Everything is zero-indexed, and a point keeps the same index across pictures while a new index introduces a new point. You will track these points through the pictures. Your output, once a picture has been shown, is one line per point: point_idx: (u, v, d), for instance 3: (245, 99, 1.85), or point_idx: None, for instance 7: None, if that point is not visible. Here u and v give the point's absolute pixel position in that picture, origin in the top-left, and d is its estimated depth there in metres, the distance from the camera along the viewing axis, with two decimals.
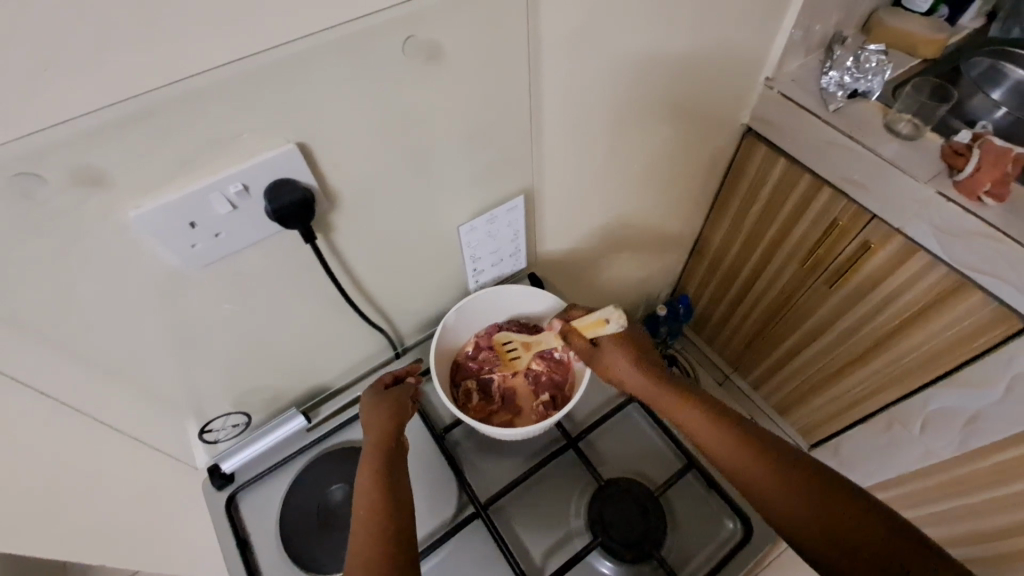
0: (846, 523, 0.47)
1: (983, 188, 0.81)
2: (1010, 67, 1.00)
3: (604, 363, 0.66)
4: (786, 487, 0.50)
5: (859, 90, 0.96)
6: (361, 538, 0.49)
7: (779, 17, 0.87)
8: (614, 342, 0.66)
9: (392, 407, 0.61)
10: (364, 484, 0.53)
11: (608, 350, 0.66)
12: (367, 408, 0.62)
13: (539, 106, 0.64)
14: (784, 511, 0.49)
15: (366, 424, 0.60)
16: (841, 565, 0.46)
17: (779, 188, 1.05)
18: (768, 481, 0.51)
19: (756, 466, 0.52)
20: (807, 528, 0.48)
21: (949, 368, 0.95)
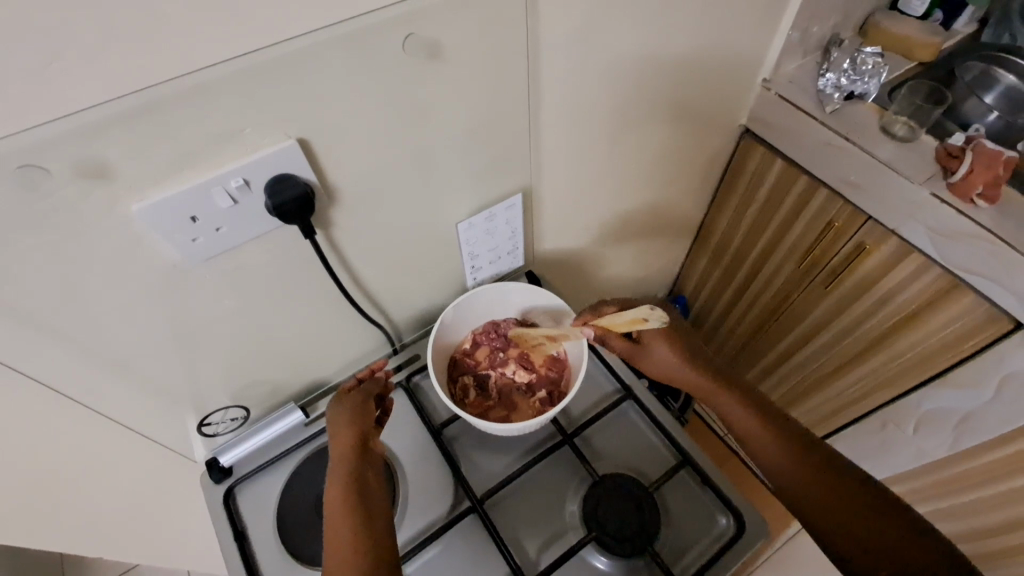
0: (857, 507, 0.52)
1: (976, 191, 0.82)
2: (1002, 72, 1.01)
3: (648, 357, 0.66)
4: (794, 464, 0.55)
5: (856, 92, 0.97)
6: (344, 538, 0.50)
7: (777, 19, 0.88)
8: (655, 338, 0.65)
9: (353, 413, 0.60)
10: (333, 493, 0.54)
11: (650, 344, 0.65)
12: (332, 416, 0.60)
13: (537, 106, 0.65)
14: (812, 503, 0.53)
15: (332, 432, 0.59)
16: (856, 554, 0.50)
17: (776, 188, 1.06)
18: (777, 456, 0.56)
19: (769, 442, 0.57)
20: (834, 519, 0.52)
21: (942, 369, 0.95)
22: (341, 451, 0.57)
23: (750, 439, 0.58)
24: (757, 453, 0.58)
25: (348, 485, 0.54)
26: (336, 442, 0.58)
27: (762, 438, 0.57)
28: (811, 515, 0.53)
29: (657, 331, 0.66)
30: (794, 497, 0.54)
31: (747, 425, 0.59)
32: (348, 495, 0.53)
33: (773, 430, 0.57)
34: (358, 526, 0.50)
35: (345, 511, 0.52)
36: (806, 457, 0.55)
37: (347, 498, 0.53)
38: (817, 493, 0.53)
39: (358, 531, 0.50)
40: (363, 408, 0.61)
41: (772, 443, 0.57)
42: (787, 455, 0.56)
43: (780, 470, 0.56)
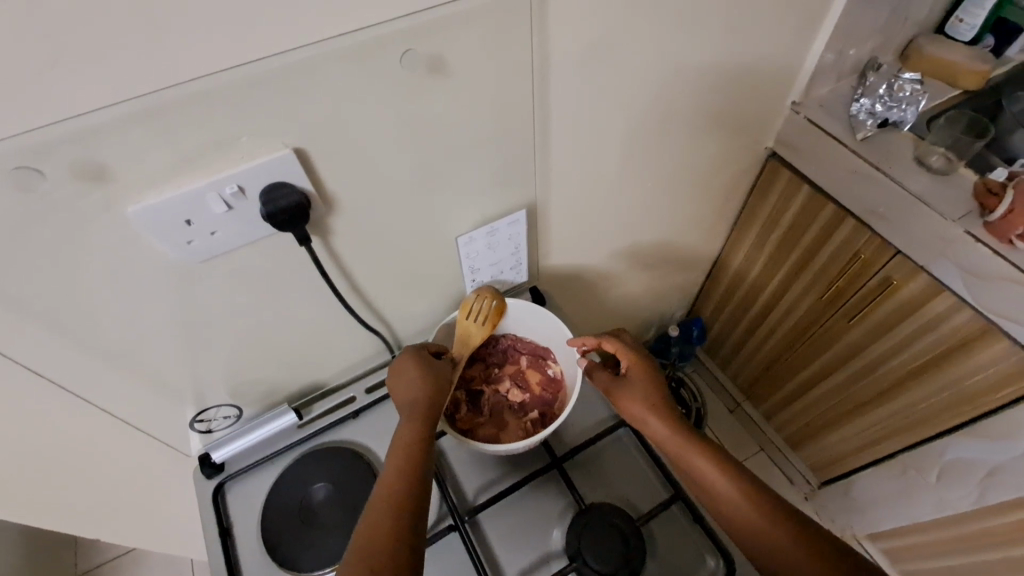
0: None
1: (1015, 232, 0.76)
2: None
3: (623, 396, 0.64)
4: (799, 557, 0.48)
5: (891, 119, 0.92)
6: (381, 501, 0.51)
7: (808, 41, 0.85)
8: (641, 374, 0.65)
9: (432, 376, 0.62)
10: (394, 450, 0.55)
11: (636, 382, 0.65)
12: (409, 367, 0.62)
13: (546, 121, 0.64)
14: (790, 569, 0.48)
15: (406, 384, 0.61)
16: None
17: (802, 216, 1.02)
18: (766, 532, 0.50)
19: (771, 532, 0.50)
20: None
21: (970, 416, 0.90)
22: (409, 415, 0.58)
23: (748, 534, 0.51)
24: (757, 548, 0.51)
25: (412, 440, 0.56)
26: (409, 401, 0.60)
27: (750, 512, 0.52)
28: None
29: (643, 377, 0.65)
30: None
31: (742, 511, 0.52)
32: (404, 464, 0.54)
33: (759, 502, 0.52)
34: (404, 476, 0.53)
35: (399, 457, 0.54)
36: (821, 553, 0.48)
37: (402, 465, 0.54)
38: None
39: (401, 479, 0.52)
40: (435, 385, 0.61)
41: (777, 538, 0.50)
42: (792, 548, 0.49)
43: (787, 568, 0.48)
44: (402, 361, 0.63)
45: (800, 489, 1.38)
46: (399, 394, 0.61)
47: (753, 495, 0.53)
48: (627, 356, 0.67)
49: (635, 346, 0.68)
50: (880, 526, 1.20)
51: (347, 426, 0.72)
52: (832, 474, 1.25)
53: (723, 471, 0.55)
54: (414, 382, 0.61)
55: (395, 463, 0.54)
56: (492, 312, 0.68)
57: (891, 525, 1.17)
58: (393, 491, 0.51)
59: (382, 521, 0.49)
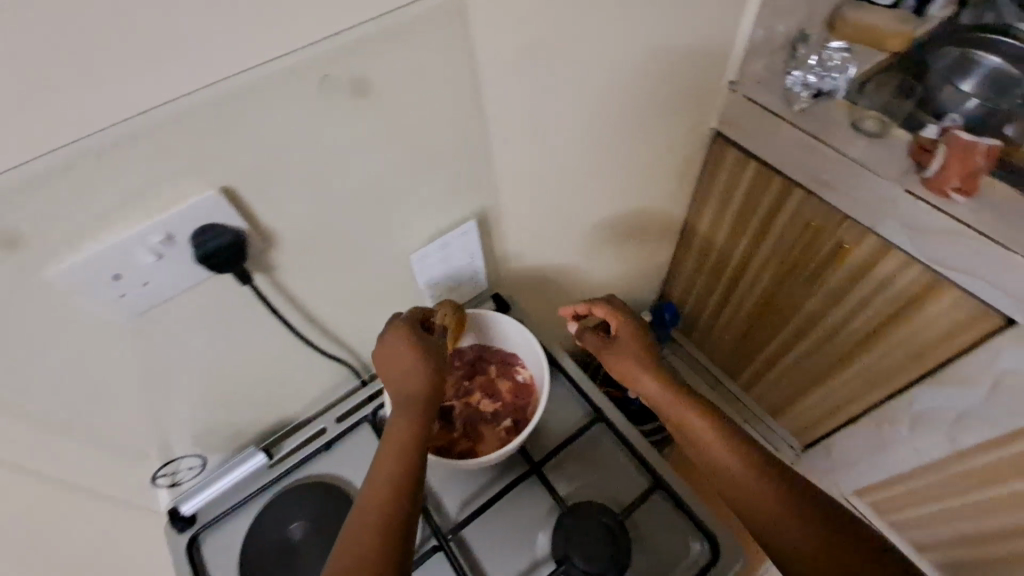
0: (820, 529, 0.50)
1: (951, 185, 0.79)
2: (982, 55, 0.98)
3: (613, 355, 0.68)
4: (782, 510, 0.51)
5: (824, 89, 0.94)
6: (373, 507, 0.48)
7: (735, 21, 0.87)
8: (633, 337, 0.69)
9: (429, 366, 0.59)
10: (391, 448, 0.53)
11: (626, 343, 0.69)
12: (404, 353, 0.59)
13: (485, 129, 0.63)
14: (776, 522, 0.51)
15: (402, 373, 0.58)
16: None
17: (752, 192, 1.04)
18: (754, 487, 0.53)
19: (756, 487, 0.53)
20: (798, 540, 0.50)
21: (933, 366, 0.92)
22: (405, 410, 0.56)
23: (733, 486, 0.55)
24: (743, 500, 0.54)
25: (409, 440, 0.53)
26: (406, 392, 0.57)
27: (740, 470, 0.54)
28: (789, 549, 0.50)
29: (634, 339, 0.69)
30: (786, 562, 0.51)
31: (731, 467, 0.55)
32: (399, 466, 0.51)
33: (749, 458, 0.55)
34: (399, 480, 0.50)
35: (396, 458, 0.52)
36: (811, 514, 0.51)
37: (398, 467, 0.51)
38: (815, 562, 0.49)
39: (396, 484, 0.50)
40: (432, 376, 0.58)
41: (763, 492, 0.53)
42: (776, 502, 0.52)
43: (770, 520, 0.52)
44: (394, 344, 0.60)
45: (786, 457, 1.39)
46: (394, 382, 0.59)
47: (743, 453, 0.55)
48: (618, 319, 0.71)
49: (626, 312, 0.72)
50: (864, 481, 1.23)
51: (321, 459, 0.70)
52: (813, 437, 1.28)
53: (716, 430, 0.57)
54: (410, 373, 0.58)
55: (391, 463, 0.51)
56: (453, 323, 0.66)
57: (874, 479, 1.21)
58: (388, 495, 0.49)
59: (371, 529, 0.46)
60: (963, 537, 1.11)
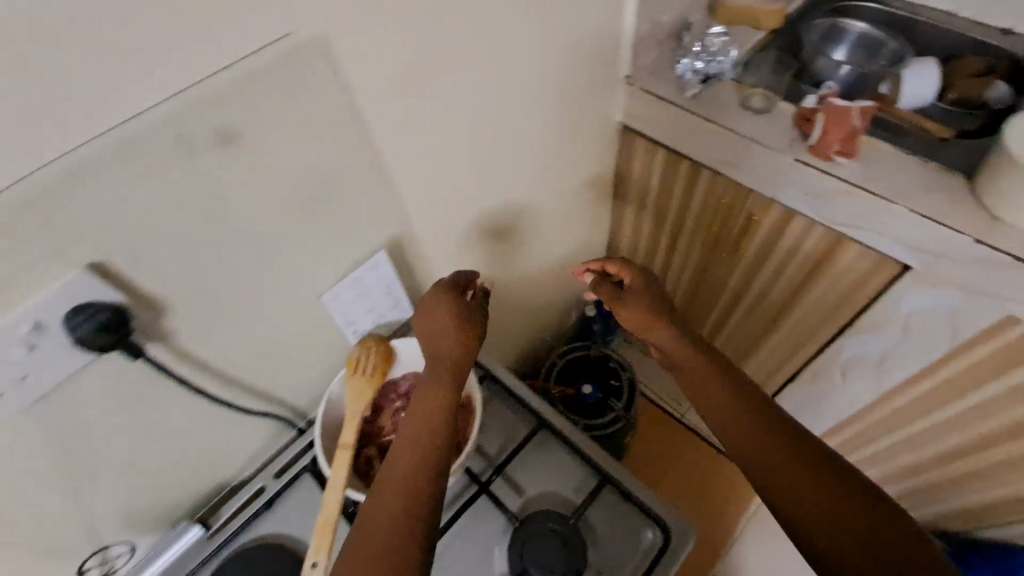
0: (819, 475, 0.55)
1: (833, 148, 0.84)
2: (849, 23, 1.03)
3: (624, 306, 0.73)
4: (781, 455, 0.57)
5: (712, 73, 0.98)
6: (405, 471, 0.51)
7: (618, 18, 0.90)
8: (642, 288, 0.74)
9: (457, 340, 0.61)
10: (426, 416, 0.56)
11: (638, 294, 0.74)
12: (441, 323, 0.62)
13: (381, 159, 0.62)
14: (772, 466, 0.57)
15: (438, 345, 0.61)
16: (805, 521, 0.54)
17: (665, 177, 1.07)
18: (758, 436, 0.59)
19: (758, 435, 0.59)
20: (793, 480, 0.55)
21: (847, 319, 0.97)
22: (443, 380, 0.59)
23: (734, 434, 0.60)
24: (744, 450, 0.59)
25: (441, 409, 0.56)
26: (442, 363, 0.60)
27: (743, 419, 0.60)
28: (779, 494, 0.56)
29: (645, 292, 0.74)
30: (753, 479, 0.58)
31: (729, 415, 0.61)
32: (432, 433, 0.54)
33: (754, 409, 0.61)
34: (433, 448, 0.53)
35: (428, 426, 0.55)
36: (785, 441, 0.58)
37: (431, 433, 0.54)
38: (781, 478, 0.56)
39: (428, 452, 0.53)
40: (462, 352, 0.61)
41: (767, 441, 0.58)
42: (777, 449, 0.57)
43: (768, 465, 0.57)
44: (433, 311, 0.63)
45: None
46: (432, 352, 0.61)
47: (747, 407, 0.61)
48: (630, 274, 0.76)
49: (640, 269, 0.77)
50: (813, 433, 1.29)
51: (265, 518, 0.68)
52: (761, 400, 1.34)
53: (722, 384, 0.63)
54: (446, 346, 0.61)
55: (418, 429, 0.55)
56: (381, 358, 0.66)
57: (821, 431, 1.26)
58: (420, 460, 0.52)
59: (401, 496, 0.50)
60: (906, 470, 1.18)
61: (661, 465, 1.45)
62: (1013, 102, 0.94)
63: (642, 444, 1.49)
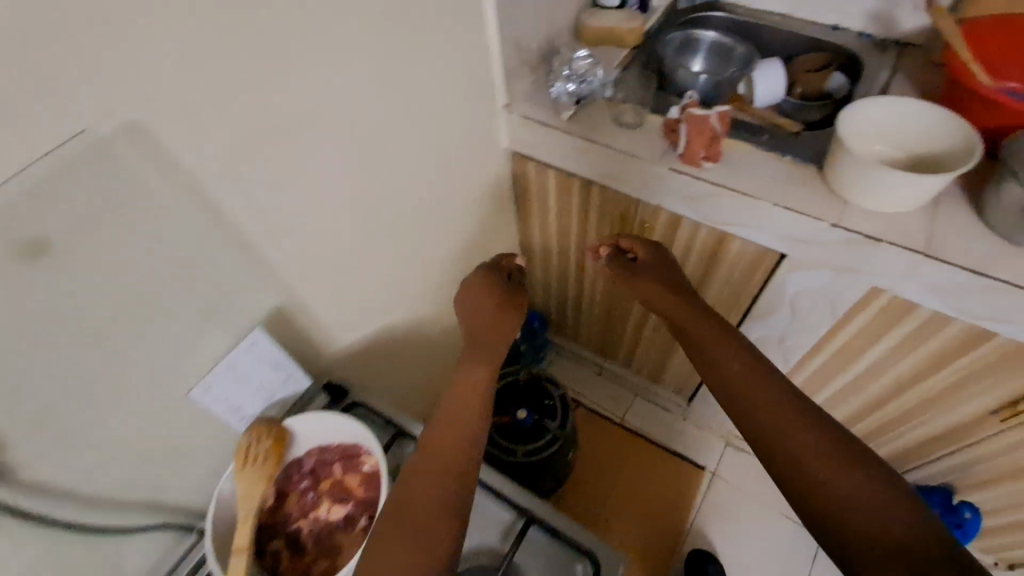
0: (795, 417, 0.59)
1: (700, 155, 0.88)
2: (701, 33, 1.11)
3: (634, 276, 0.84)
4: (772, 396, 0.62)
5: (585, 93, 1.01)
6: (455, 409, 0.64)
7: (484, 52, 0.91)
8: (650, 258, 0.86)
9: (501, 322, 0.75)
10: (474, 373, 0.68)
11: (647, 263, 0.85)
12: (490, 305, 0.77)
13: (240, 234, 0.60)
14: (760, 406, 0.62)
15: (482, 327, 0.74)
16: (783, 451, 0.58)
17: (561, 194, 1.10)
18: (748, 381, 0.64)
19: (748, 379, 0.65)
20: (776, 417, 0.60)
21: (747, 308, 1.04)
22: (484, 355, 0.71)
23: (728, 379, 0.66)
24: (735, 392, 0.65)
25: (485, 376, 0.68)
26: (484, 341, 0.73)
27: (738, 367, 0.67)
28: (761, 426, 0.61)
29: (652, 262, 0.85)
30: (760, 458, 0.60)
31: (724, 360, 0.68)
32: (474, 389, 0.66)
33: (752, 358, 0.67)
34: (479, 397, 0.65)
35: (476, 386, 0.67)
36: (787, 399, 0.61)
37: (479, 386, 0.67)
38: (795, 458, 0.57)
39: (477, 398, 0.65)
40: (501, 333, 0.74)
41: (754, 387, 0.64)
42: (767, 392, 0.63)
43: (754, 403, 0.62)
44: (481, 298, 0.78)
45: (679, 413, 1.56)
46: (475, 333, 0.74)
47: (747, 361, 0.67)
48: (640, 248, 0.88)
49: (653, 245, 0.88)
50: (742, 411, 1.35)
51: None
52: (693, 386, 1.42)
53: (715, 333, 0.72)
54: (490, 326, 0.75)
55: (472, 385, 0.67)
56: (271, 446, 0.62)
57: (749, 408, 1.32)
58: (467, 406, 0.64)
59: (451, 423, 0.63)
60: None
61: (613, 466, 1.49)
62: (850, 90, 1.02)
63: (591, 450, 1.52)
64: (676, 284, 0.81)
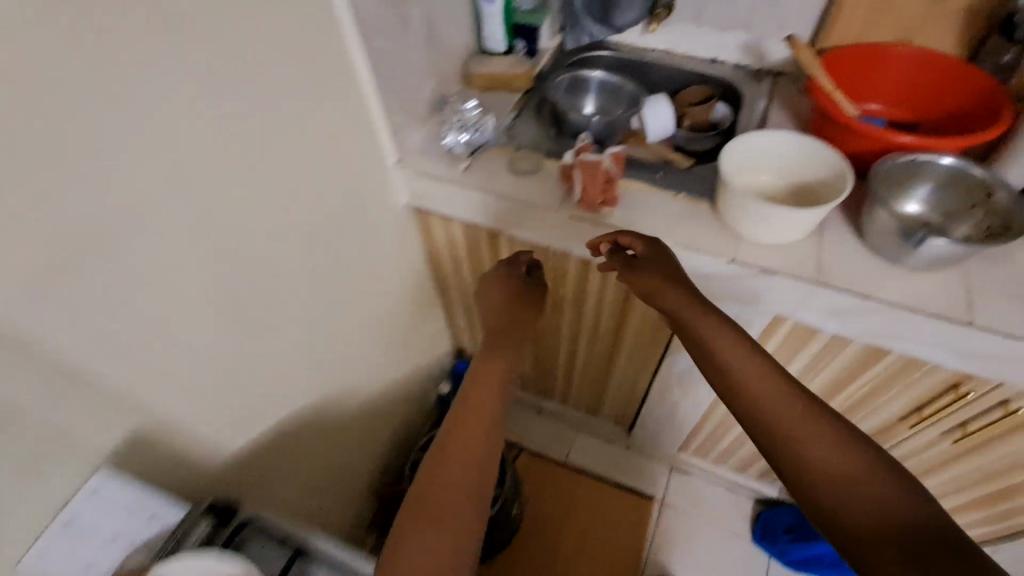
0: (811, 426, 0.60)
1: (597, 201, 0.87)
2: (587, 73, 1.12)
3: (639, 279, 0.75)
4: (790, 406, 0.62)
5: (479, 142, 0.98)
6: (467, 437, 0.62)
7: (362, 114, 0.86)
8: (653, 256, 0.76)
9: (517, 320, 0.77)
10: (488, 386, 0.68)
11: (651, 264, 0.75)
12: (505, 304, 0.79)
13: (64, 365, 0.52)
14: (774, 415, 0.62)
15: (496, 333, 0.75)
16: (795, 462, 0.60)
17: (470, 243, 1.07)
18: (764, 391, 0.63)
19: (765, 385, 0.64)
20: (791, 429, 0.60)
21: (667, 338, 1.05)
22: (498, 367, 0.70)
23: (742, 384, 0.65)
24: (748, 402, 0.64)
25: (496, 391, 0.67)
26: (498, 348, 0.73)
27: (756, 376, 0.64)
28: (768, 434, 0.62)
29: (655, 261, 0.76)
30: (759, 438, 0.63)
31: (740, 369, 0.65)
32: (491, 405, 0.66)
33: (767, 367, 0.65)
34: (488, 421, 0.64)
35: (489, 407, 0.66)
36: (806, 406, 0.61)
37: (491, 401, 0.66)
38: (810, 465, 0.59)
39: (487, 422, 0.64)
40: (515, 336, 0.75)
41: (772, 395, 0.63)
42: (784, 401, 0.62)
43: (768, 413, 0.62)
44: (494, 293, 0.81)
45: (621, 443, 1.53)
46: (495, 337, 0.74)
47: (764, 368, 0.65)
48: (640, 244, 0.78)
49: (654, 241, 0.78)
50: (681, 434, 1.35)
51: None
52: (632, 415, 1.40)
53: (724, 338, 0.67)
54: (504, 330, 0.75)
55: (485, 401, 0.66)
56: None
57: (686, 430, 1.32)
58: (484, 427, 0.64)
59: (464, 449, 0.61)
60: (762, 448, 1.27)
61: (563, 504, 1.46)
62: (734, 119, 1.06)
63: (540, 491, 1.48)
64: (683, 280, 0.73)
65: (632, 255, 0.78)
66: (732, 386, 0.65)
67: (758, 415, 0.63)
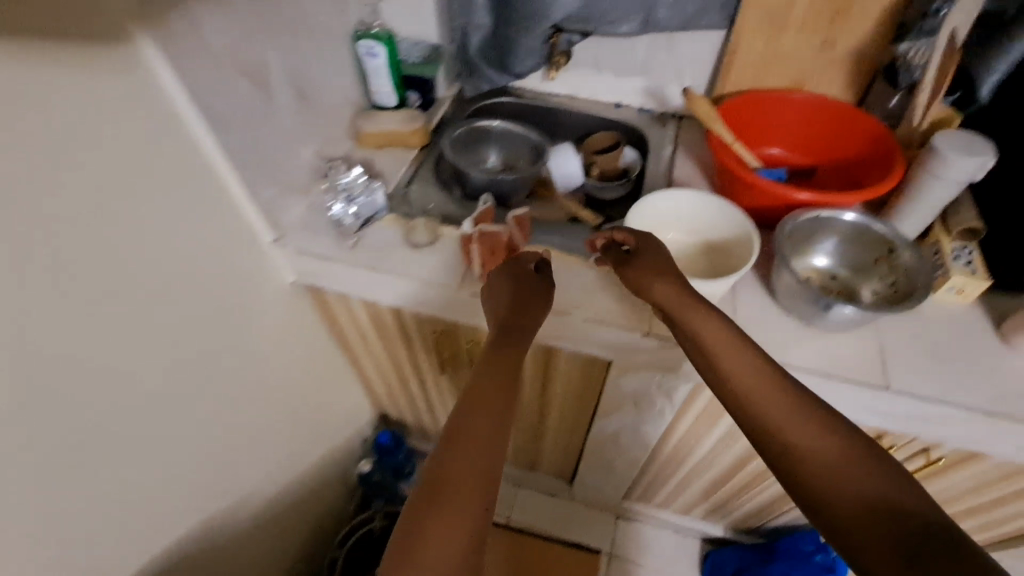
0: (820, 435, 0.55)
1: None
2: (488, 123, 1.04)
3: (634, 273, 0.69)
4: (799, 412, 0.56)
5: (368, 212, 0.88)
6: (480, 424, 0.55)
7: (222, 198, 0.73)
8: (652, 249, 0.71)
9: (529, 309, 0.68)
10: (499, 374, 0.60)
11: (647, 259, 0.70)
12: (511, 296, 0.69)
13: None
14: (781, 419, 0.56)
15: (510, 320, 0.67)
16: (802, 471, 0.54)
17: (374, 318, 0.97)
18: (768, 396, 0.58)
19: (766, 387, 0.58)
20: (798, 435, 0.55)
21: (594, 401, 0.98)
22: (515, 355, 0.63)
23: (744, 383, 0.59)
24: (750, 405, 0.58)
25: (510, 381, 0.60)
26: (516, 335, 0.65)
27: (759, 376, 0.59)
28: (771, 437, 0.57)
29: (651, 255, 0.70)
30: (761, 439, 0.58)
31: (739, 369, 0.60)
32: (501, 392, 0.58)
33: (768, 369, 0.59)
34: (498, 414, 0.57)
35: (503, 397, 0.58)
36: (817, 413, 0.56)
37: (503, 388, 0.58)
38: (828, 475, 0.53)
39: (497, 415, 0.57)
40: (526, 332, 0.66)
41: (779, 398, 0.57)
42: (794, 405, 0.57)
43: (771, 418, 0.57)
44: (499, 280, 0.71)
45: (564, 495, 1.46)
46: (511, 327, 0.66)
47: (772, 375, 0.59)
48: (635, 238, 0.72)
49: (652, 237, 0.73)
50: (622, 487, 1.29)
51: None
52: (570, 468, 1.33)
53: (725, 335, 0.62)
54: (517, 321, 0.67)
55: (497, 386, 0.59)
56: None
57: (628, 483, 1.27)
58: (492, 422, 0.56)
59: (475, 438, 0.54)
60: (704, 492, 1.24)
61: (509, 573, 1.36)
62: (642, 166, 1.02)
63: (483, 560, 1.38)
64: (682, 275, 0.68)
65: (626, 250, 0.73)
66: (730, 384, 0.60)
67: (762, 416, 0.57)
